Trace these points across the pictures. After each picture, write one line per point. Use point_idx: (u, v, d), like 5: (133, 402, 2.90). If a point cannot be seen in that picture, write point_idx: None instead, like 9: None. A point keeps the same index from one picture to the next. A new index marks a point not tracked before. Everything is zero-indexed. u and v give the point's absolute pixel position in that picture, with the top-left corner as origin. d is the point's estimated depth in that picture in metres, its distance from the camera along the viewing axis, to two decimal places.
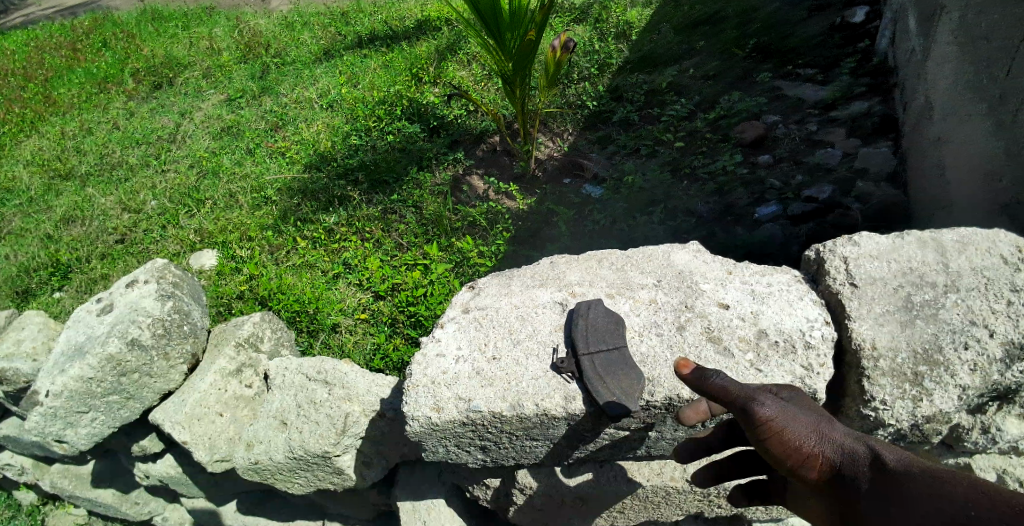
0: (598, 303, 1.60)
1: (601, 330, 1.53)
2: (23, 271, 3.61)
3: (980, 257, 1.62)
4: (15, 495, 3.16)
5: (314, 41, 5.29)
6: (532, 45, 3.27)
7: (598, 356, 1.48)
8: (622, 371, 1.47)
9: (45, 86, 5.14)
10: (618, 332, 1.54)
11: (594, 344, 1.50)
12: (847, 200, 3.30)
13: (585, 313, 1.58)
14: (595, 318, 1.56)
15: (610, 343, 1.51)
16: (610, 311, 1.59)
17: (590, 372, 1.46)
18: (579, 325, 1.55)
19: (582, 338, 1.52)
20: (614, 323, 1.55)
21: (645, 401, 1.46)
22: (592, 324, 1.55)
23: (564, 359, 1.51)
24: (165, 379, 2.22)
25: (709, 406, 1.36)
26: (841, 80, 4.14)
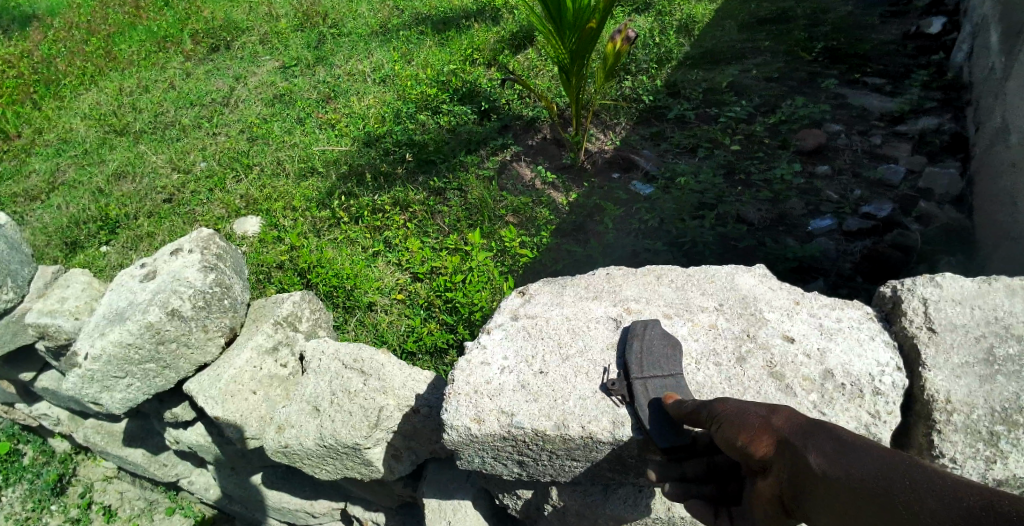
0: (656, 326, 1.51)
1: (658, 355, 1.44)
2: (73, 222, 3.68)
3: None
4: (50, 442, 3.25)
5: (371, 14, 5.23)
6: (593, 35, 3.14)
7: (651, 382, 1.39)
8: (676, 400, 1.37)
9: (108, 41, 5.22)
10: (675, 357, 1.44)
11: (647, 369, 1.41)
12: (910, 222, 3.12)
13: (641, 335, 1.49)
14: (651, 341, 1.47)
15: (663, 369, 1.41)
16: (667, 335, 1.49)
17: (641, 398, 1.36)
18: (633, 347, 1.46)
19: (636, 361, 1.43)
20: (671, 348, 1.46)
21: None
22: (648, 347, 1.46)
23: (615, 382, 1.43)
24: (202, 351, 2.21)
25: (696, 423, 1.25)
26: (917, 95, 3.90)
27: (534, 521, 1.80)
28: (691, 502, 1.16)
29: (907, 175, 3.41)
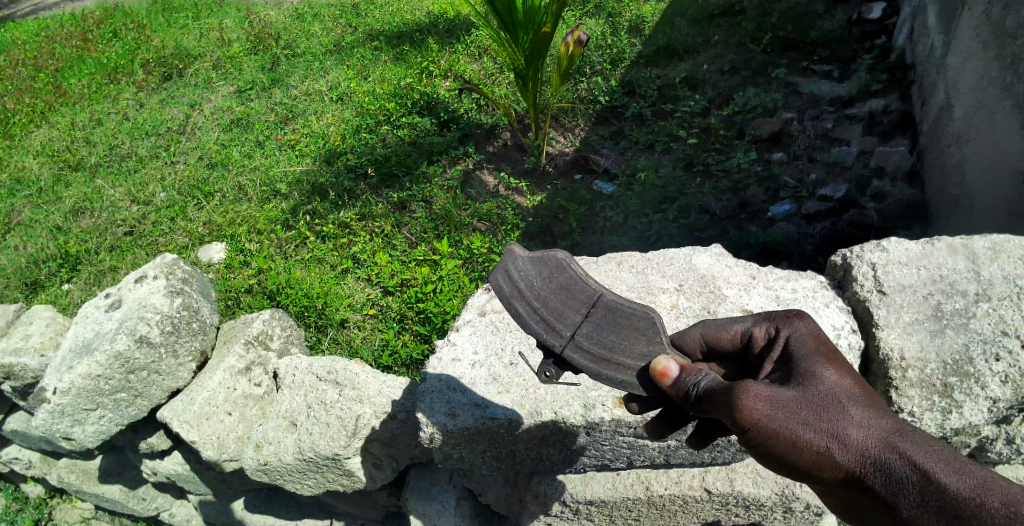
0: (518, 272, 1.16)
1: (558, 304, 1.14)
2: (32, 262, 3.59)
3: (1012, 265, 1.57)
4: (23, 488, 3.16)
5: (325, 33, 5.24)
6: (546, 39, 3.19)
7: (582, 338, 1.12)
8: (627, 330, 1.09)
9: (56, 77, 5.11)
10: (573, 286, 1.13)
11: (559, 328, 1.13)
12: (864, 200, 3.25)
13: (522, 295, 1.16)
14: (537, 294, 1.15)
15: (575, 314, 1.13)
16: (540, 271, 1.15)
17: (593, 362, 1.12)
18: (521, 315, 1.16)
19: (538, 325, 1.15)
20: (558, 283, 1.14)
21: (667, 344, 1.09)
22: (541, 299, 1.14)
23: (548, 365, 1.19)
24: (174, 377, 2.19)
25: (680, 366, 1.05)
26: (860, 77, 4.06)
27: (518, 515, 1.82)
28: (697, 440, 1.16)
29: (858, 155, 3.55)
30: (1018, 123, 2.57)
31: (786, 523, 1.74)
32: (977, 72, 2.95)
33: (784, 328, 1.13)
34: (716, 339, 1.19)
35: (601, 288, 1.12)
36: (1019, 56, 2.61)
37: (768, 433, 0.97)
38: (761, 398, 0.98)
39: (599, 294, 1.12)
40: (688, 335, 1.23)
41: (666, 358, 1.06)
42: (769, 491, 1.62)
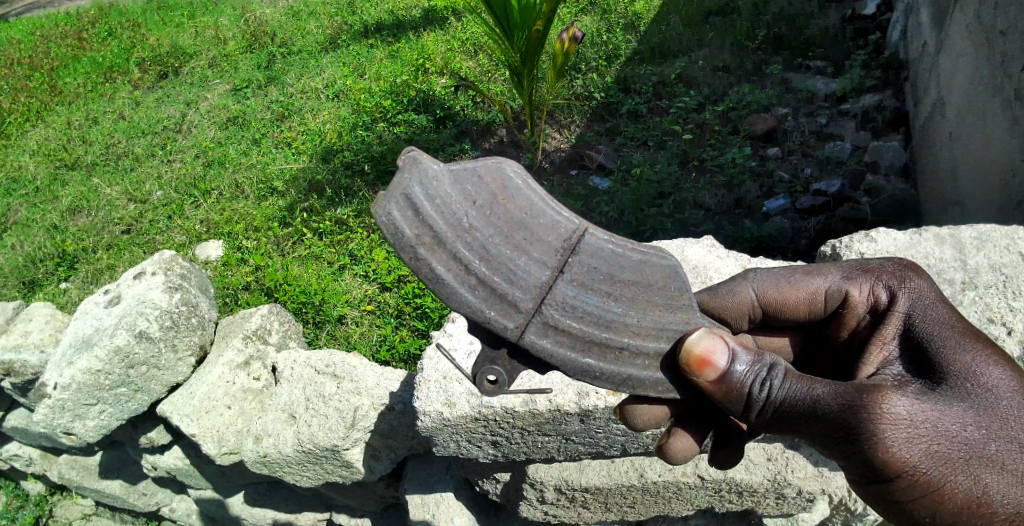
0: (432, 209, 0.83)
1: (504, 255, 0.85)
2: (29, 261, 3.60)
3: (998, 254, 1.64)
4: (23, 485, 3.17)
5: (320, 31, 5.24)
6: (540, 36, 3.18)
7: (561, 310, 0.87)
8: (629, 289, 0.88)
9: (51, 76, 5.11)
10: (526, 225, 0.85)
11: (513, 296, 0.85)
12: (857, 195, 3.29)
13: (446, 247, 0.84)
14: (472, 242, 0.84)
15: (538, 266, 0.85)
16: (471, 205, 0.84)
17: (579, 345, 0.88)
18: (450, 282, 0.84)
19: (478, 296, 0.85)
20: (501, 222, 0.84)
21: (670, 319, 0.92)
22: (482, 249, 0.84)
23: (493, 365, 0.92)
24: (173, 372, 2.21)
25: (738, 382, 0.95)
26: (853, 73, 4.10)
27: (515, 503, 1.84)
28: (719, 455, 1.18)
29: (852, 150, 3.57)
30: (1006, 120, 2.63)
31: (779, 509, 1.78)
32: (969, 71, 3.01)
33: (901, 293, 1.14)
34: (783, 295, 1.17)
35: (573, 227, 0.87)
36: (1009, 55, 2.67)
37: (939, 472, 0.93)
38: (933, 437, 0.93)
39: (577, 235, 0.86)
40: (739, 289, 1.19)
41: (705, 339, 0.90)
42: (761, 477, 1.69)
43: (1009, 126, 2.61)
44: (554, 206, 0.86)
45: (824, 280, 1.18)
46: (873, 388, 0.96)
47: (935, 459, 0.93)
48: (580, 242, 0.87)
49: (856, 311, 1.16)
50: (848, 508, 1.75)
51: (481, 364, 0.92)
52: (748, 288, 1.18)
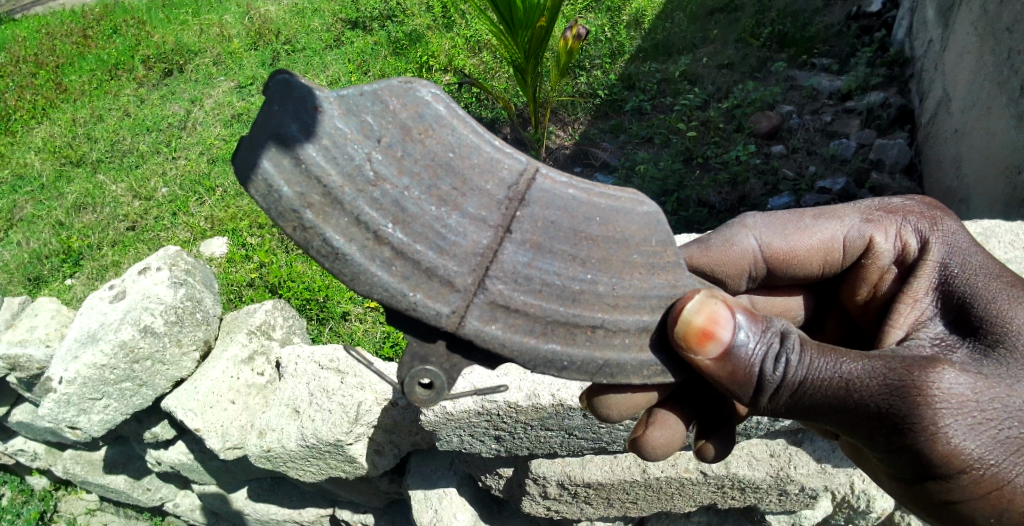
0: (326, 156, 0.82)
1: (426, 210, 0.84)
2: (34, 258, 3.62)
3: (1005, 250, 1.78)
4: (27, 480, 3.18)
5: (325, 28, 5.23)
6: (543, 33, 3.15)
7: (510, 284, 0.86)
8: (595, 249, 0.87)
9: (56, 73, 5.12)
10: (450, 166, 0.84)
11: (446, 268, 0.85)
12: (861, 192, 3.30)
13: (346, 203, 0.83)
14: (383, 194, 0.83)
15: (468, 221, 0.85)
16: (374, 145, 0.83)
17: (538, 329, 0.88)
18: (357, 254, 0.83)
19: (395, 272, 0.84)
20: (419, 166, 0.84)
21: (643, 284, 0.91)
22: (396, 203, 0.83)
23: (423, 366, 0.89)
24: (177, 366, 2.22)
25: (742, 363, 1.03)
26: (858, 70, 4.10)
27: (518, 499, 1.85)
28: (713, 443, 1.23)
29: (856, 148, 3.59)
30: (1012, 116, 2.65)
31: (782, 506, 1.78)
32: (974, 66, 3.04)
33: (931, 242, 1.31)
34: (794, 248, 1.32)
35: (513, 170, 0.86)
36: (1015, 50, 2.69)
37: (976, 463, 1.04)
38: (993, 418, 1.05)
39: (521, 179, 0.86)
40: (739, 238, 1.33)
41: (699, 305, 0.91)
42: (764, 473, 1.69)
43: (1015, 122, 2.62)
44: (486, 146, 0.86)
45: (843, 226, 1.33)
46: (923, 367, 1.06)
47: (993, 439, 1.05)
48: (530, 188, 0.86)
49: (881, 258, 1.33)
50: (851, 505, 1.76)
51: (411, 367, 0.89)
52: (748, 236, 1.33)
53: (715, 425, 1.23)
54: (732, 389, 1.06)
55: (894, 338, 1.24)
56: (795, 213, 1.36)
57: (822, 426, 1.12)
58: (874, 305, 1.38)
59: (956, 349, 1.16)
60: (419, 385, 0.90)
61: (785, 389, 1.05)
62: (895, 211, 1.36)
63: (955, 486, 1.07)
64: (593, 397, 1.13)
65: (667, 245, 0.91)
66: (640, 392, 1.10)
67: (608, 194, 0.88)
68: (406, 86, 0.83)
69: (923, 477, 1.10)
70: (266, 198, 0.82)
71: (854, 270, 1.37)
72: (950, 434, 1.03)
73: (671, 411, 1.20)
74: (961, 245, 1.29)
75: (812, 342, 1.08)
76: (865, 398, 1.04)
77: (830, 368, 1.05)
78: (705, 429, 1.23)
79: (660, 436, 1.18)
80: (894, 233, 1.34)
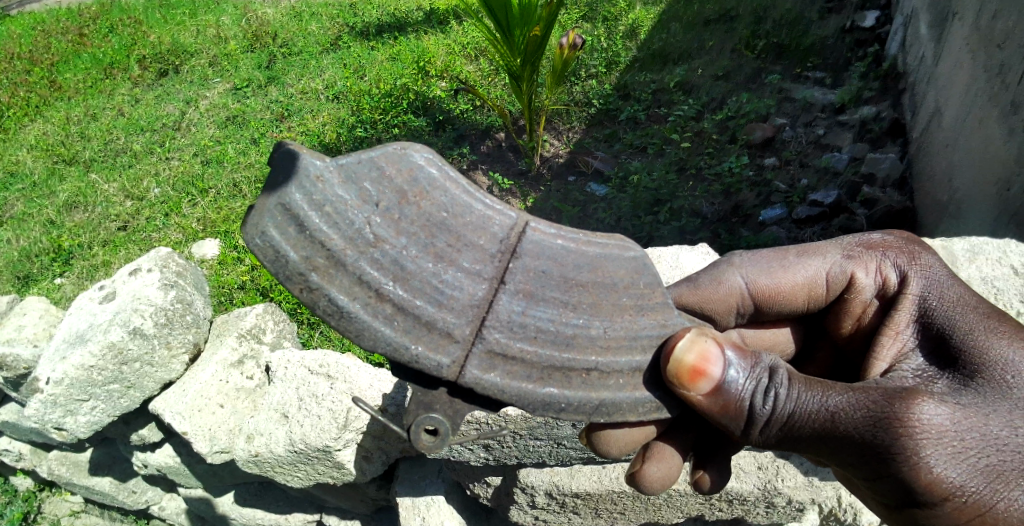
0: (328, 222, 0.84)
1: (423, 268, 0.85)
2: (24, 256, 3.59)
3: (990, 266, 1.80)
4: (11, 481, 3.14)
5: (322, 32, 5.25)
6: (539, 40, 3.17)
7: (507, 331, 0.87)
8: (587, 294, 0.88)
9: (50, 71, 5.10)
10: (444, 225, 0.85)
11: (445, 320, 0.86)
12: (854, 205, 3.33)
13: (349, 264, 0.85)
14: (382, 255, 0.84)
15: (464, 276, 0.86)
16: (373, 208, 0.84)
17: (534, 375, 0.89)
18: (359, 312, 0.85)
19: (397, 326, 0.86)
20: (414, 226, 0.84)
21: (633, 331, 0.92)
22: (395, 262, 0.84)
23: (428, 414, 0.90)
24: (166, 369, 2.21)
25: (732, 398, 1.05)
26: (851, 84, 4.15)
27: (506, 507, 1.85)
28: (711, 471, 1.27)
29: (849, 162, 3.62)
30: (1004, 130, 2.68)
31: (769, 519, 1.80)
32: (966, 82, 3.08)
33: (912, 275, 1.32)
34: (780, 282, 1.32)
35: (503, 225, 0.86)
36: (1008, 65, 2.73)
37: (957, 493, 1.04)
38: (972, 446, 1.06)
39: (512, 233, 0.86)
40: (727, 276, 1.34)
41: (690, 343, 0.92)
42: (751, 485, 1.70)
43: (1006, 137, 2.66)
44: (479, 201, 0.86)
45: (826, 261, 1.34)
46: (902, 399, 1.07)
47: (973, 468, 1.05)
48: (520, 242, 0.86)
49: (864, 292, 1.35)
50: (838, 518, 1.77)
51: (417, 414, 0.91)
52: (736, 274, 1.33)
53: (713, 454, 1.28)
54: (723, 421, 1.08)
55: (877, 370, 1.26)
56: (780, 249, 1.37)
57: (811, 457, 1.14)
58: (859, 337, 1.40)
59: (937, 381, 1.18)
60: (425, 431, 0.91)
61: (774, 422, 1.07)
62: (875, 245, 1.37)
63: (937, 514, 1.08)
64: (590, 433, 1.11)
65: (656, 288, 0.92)
66: (638, 427, 1.10)
67: (596, 241, 0.88)
68: (400, 150, 0.84)
69: (908, 507, 1.10)
70: (275, 262, 0.84)
71: (838, 304, 1.38)
72: (931, 465, 1.03)
73: (668, 444, 1.20)
74: (940, 279, 1.30)
75: (801, 376, 1.10)
76: (849, 430, 1.05)
77: (816, 401, 1.07)
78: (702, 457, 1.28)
79: (657, 470, 1.20)
80: (874, 267, 1.35)
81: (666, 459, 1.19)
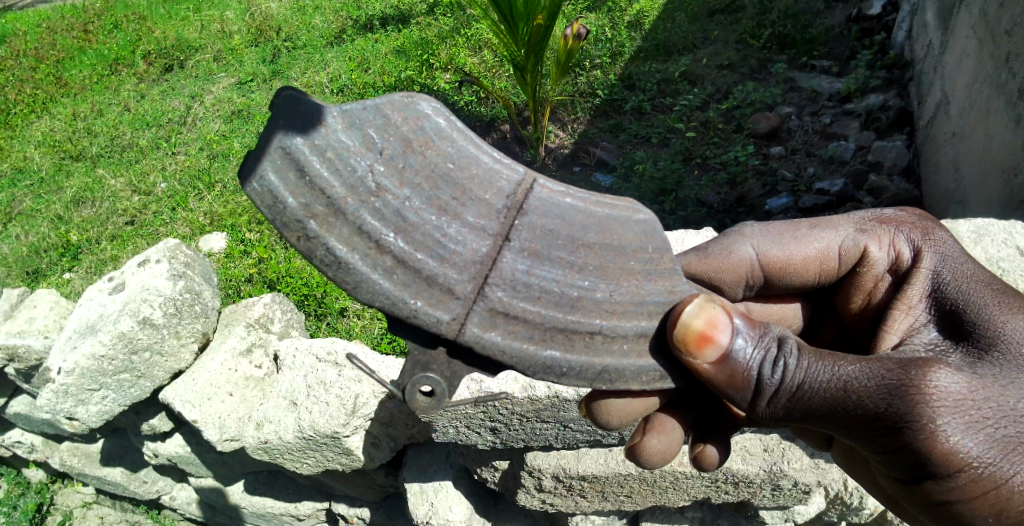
0: (329, 169, 0.84)
1: (426, 220, 0.85)
2: (33, 251, 3.63)
3: (996, 248, 1.80)
4: (24, 472, 3.18)
5: (326, 25, 5.25)
6: (543, 30, 3.15)
7: (509, 290, 0.87)
8: (593, 256, 0.89)
9: (57, 67, 5.12)
10: (450, 177, 0.86)
11: (446, 276, 0.86)
12: (858, 194, 3.32)
13: (349, 213, 0.85)
14: (384, 205, 0.85)
15: (467, 233, 0.86)
16: (376, 156, 0.85)
17: (537, 336, 0.89)
18: (359, 264, 0.85)
19: (397, 280, 0.86)
20: (419, 177, 0.85)
21: (643, 297, 0.93)
22: (397, 213, 0.85)
23: (425, 373, 0.90)
24: (176, 358, 2.24)
25: (736, 366, 1.06)
26: (857, 72, 4.13)
27: (513, 492, 1.87)
28: (713, 446, 1.27)
29: (855, 150, 3.61)
30: (1010, 117, 2.67)
31: (774, 501, 1.81)
32: (974, 69, 3.06)
33: (925, 251, 1.34)
34: (791, 256, 1.33)
35: (510, 180, 0.88)
36: (1014, 52, 2.72)
37: (969, 463, 1.05)
38: (988, 416, 1.07)
39: (519, 189, 0.88)
40: (737, 246, 1.34)
41: (696, 308, 0.93)
42: (757, 468, 1.70)
43: (1012, 124, 2.65)
44: (487, 156, 0.87)
45: (838, 235, 1.35)
46: (917, 368, 1.07)
47: (987, 439, 1.06)
48: (527, 199, 0.87)
49: (875, 266, 1.36)
50: (844, 501, 1.79)
51: (412, 374, 0.90)
52: (746, 245, 1.34)
53: (715, 429, 1.28)
54: (729, 392, 1.08)
55: (889, 343, 1.26)
56: (792, 222, 1.38)
57: (819, 430, 1.13)
58: (868, 314, 1.40)
59: (950, 354, 1.18)
60: (420, 392, 0.91)
61: (782, 393, 1.07)
62: (888, 221, 1.40)
63: (949, 486, 1.08)
64: (591, 404, 1.14)
65: (664, 253, 0.93)
66: (640, 397, 1.11)
67: (605, 202, 0.90)
68: (407, 99, 0.85)
69: (919, 479, 1.11)
70: (273, 208, 0.84)
71: (849, 279, 1.39)
72: (945, 434, 1.04)
73: (668, 418, 1.22)
74: (954, 254, 1.32)
75: (810, 348, 1.11)
76: (861, 400, 1.05)
77: (826, 371, 1.07)
78: (704, 434, 1.28)
79: (656, 442, 1.21)
80: (888, 242, 1.37)
81: (667, 432, 1.21)
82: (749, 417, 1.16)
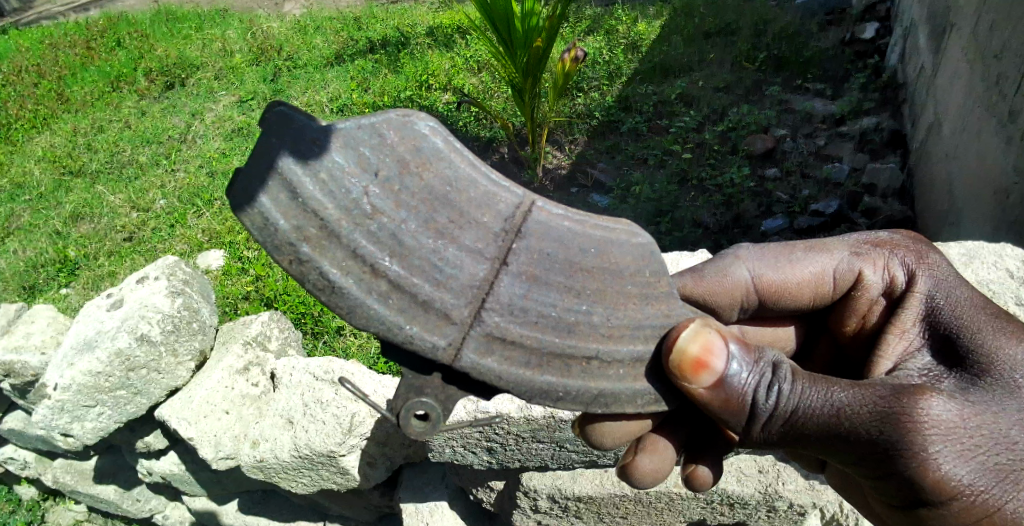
0: (323, 190, 0.85)
1: (423, 244, 0.87)
2: (31, 267, 3.63)
3: (987, 271, 1.82)
4: (15, 490, 3.15)
5: (326, 45, 5.32)
6: (541, 53, 3.21)
7: (507, 315, 0.89)
8: (591, 280, 0.90)
9: (59, 84, 5.17)
10: (447, 200, 0.87)
11: (443, 301, 0.88)
12: (853, 215, 3.36)
13: (344, 236, 0.86)
14: (380, 227, 0.86)
15: (464, 257, 0.88)
16: (371, 178, 0.86)
17: (533, 362, 0.91)
18: (353, 288, 0.86)
19: (393, 305, 0.87)
20: (415, 200, 0.86)
21: (637, 322, 0.95)
22: (393, 236, 0.86)
23: (419, 398, 0.91)
24: (172, 376, 2.22)
25: (731, 392, 1.07)
26: (851, 96, 4.19)
27: (509, 512, 1.86)
28: (705, 464, 1.29)
29: (849, 172, 3.66)
30: (1001, 141, 2.71)
31: (770, 523, 1.81)
32: (966, 94, 3.12)
33: (920, 272, 1.35)
34: (786, 280, 1.35)
35: (508, 203, 0.89)
36: (1004, 78, 2.77)
37: (962, 491, 1.06)
38: (982, 444, 1.08)
39: (517, 212, 0.89)
40: (733, 270, 1.35)
41: (692, 334, 0.95)
42: (753, 488, 1.71)
43: (1004, 148, 2.69)
44: (484, 178, 0.89)
45: (833, 258, 1.37)
46: (910, 395, 1.08)
47: (979, 467, 1.07)
48: (525, 222, 0.89)
49: (870, 290, 1.37)
50: (839, 524, 1.80)
51: (407, 398, 0.91)
52: (741, 268, 1.35)
53: (708, 447, 1.29)
54: (724, 417, 1.10)
55: (882, 368, 1.29)
56: (787, 244, 1.39)
57: (812, 454, 1.15)
58: (862, 337, 1.42)
59: (943, 380, 1.21)
60: (415, 416, 0.92)
61: (776, 418, 1.09)
62: (884, 243, 1.41)
63: (942, 513, 1.09)
64: (584, 424, 1.14)
65: (660, 276, 0.96)
66: (634, 419, 1.12)
67: (602, 225, 0.92)
68: (403, 120, 0.87)
69: (913, 505, 1.12)
70: (263, 231, 0.85)
71: (845, 302, 1.40)
72: (938, 462, 1.05)
73: (661, 438, 1.23)
74: (947, 276, 1.34)
75: (805, 373, 1.12)
76: (855, 427, 1.07)
77: (819, 397, 1.09)
78: (697, 451, 1.30)
79: (648, 463, 1.22)
80: (882, 264, 1.38)
81: (660, 452, 1.22)
82: (742, 440, 1.18)
